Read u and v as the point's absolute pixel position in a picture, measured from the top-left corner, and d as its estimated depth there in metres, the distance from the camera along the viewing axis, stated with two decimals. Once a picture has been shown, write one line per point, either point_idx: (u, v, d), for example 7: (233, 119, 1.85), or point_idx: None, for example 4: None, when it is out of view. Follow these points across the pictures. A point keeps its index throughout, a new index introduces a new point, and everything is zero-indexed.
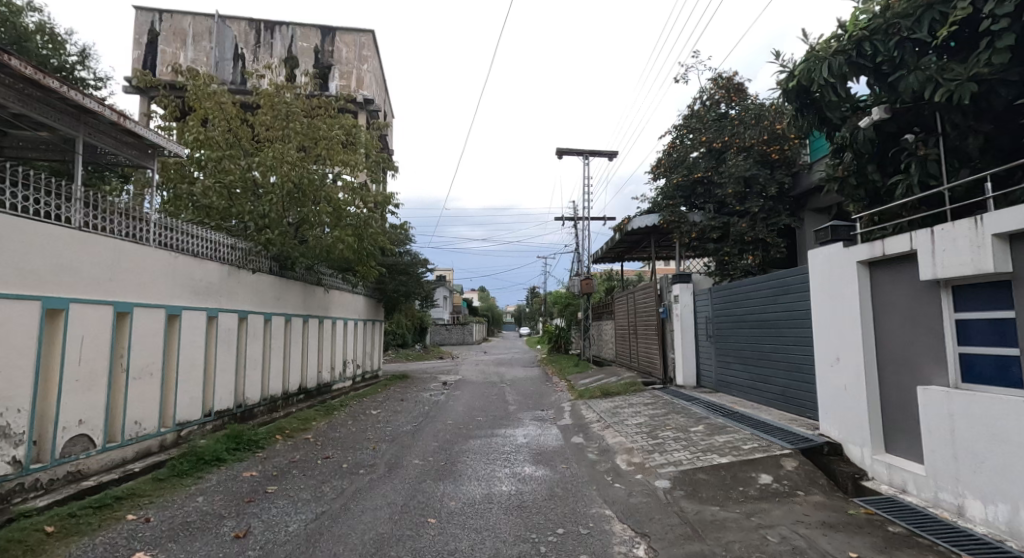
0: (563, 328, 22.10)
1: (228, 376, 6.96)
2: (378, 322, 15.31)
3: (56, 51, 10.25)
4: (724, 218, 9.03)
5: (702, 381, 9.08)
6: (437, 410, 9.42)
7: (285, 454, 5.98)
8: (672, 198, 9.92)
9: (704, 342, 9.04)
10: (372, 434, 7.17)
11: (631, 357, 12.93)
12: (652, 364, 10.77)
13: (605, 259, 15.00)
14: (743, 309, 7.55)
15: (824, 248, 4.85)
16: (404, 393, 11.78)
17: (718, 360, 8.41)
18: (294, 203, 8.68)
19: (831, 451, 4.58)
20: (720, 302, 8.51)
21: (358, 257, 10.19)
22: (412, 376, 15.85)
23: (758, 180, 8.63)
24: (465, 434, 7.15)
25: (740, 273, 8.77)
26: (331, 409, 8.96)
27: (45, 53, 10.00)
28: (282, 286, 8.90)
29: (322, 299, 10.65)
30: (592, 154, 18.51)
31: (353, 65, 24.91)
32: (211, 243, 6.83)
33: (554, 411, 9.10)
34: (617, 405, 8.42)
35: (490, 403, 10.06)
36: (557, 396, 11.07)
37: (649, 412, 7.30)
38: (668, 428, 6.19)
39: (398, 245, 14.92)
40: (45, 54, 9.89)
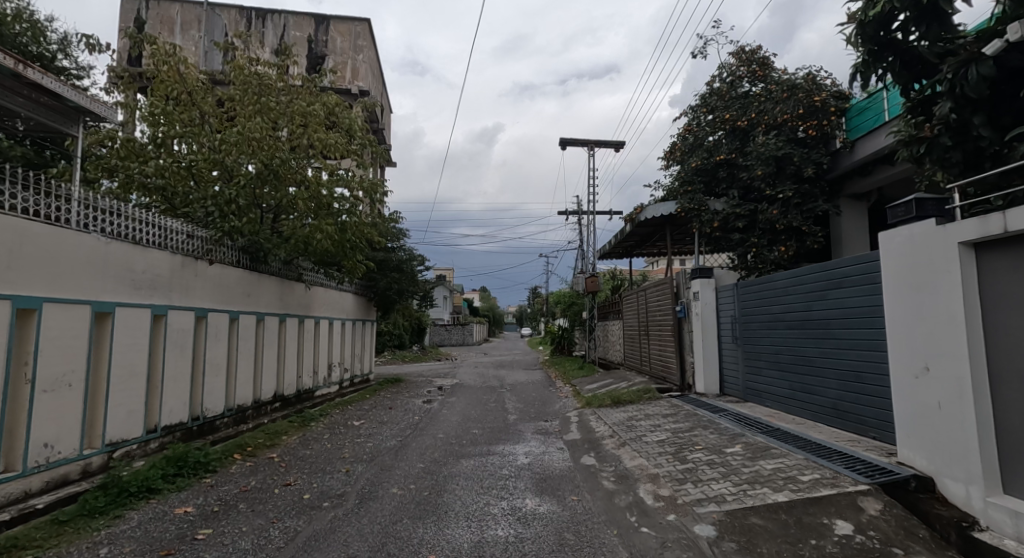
0: (566, 329, 21.14)
1: (180, 384, 5.97)
2: (369, 323, 14.33)
3: (36, 39, 9.08)
4: (751, 205, 8.01)
5: (727, 389, 8.08)
6: (428, 421, 8.43)
7: (238, 480, 4.98)
8: (691, 183, 8.90)
9: (727, 345, 8.07)
10: (348, 452, 6.18)
11: (641, 360, 11.95)
12: (666, 369, 9.77)
13: (613, 255, 14.02)
14: (779, 307, 6.55)
15: (906, 228, 3.85)
16: (394, 399, 10.80)
17: (746, 365, 7.42)
18: (266, 189, 7.72)
19: (920, 488, 3.57)
20: (747, 299, 7.51)
21: (341, 250, 9.23)
22: (406, 381, 14.85)
23: (793, 159, 7.55)
24: (457, 452, 6.15)
25: (770, 266, 7.76)
26: (308, 418, 7.98)
27: (24, 41, 8.80)
28: (253, 281, 7.92)
29: (301, 298, 9.65)
30: (597, 144, 17.52)
31: (348, 56, 24.12)
32: (163, 229, 5.84)
33: (560, 422, 8.10)
34: (632, 416, 7.41)
35: (488, 412, 9.09)
36: (562, 404, 10.05)
37: (672, 426, 6.29)
38: (698, 449, 5.17)
39: (391, 240, 13.96)
40: (24, 42, 8.71)
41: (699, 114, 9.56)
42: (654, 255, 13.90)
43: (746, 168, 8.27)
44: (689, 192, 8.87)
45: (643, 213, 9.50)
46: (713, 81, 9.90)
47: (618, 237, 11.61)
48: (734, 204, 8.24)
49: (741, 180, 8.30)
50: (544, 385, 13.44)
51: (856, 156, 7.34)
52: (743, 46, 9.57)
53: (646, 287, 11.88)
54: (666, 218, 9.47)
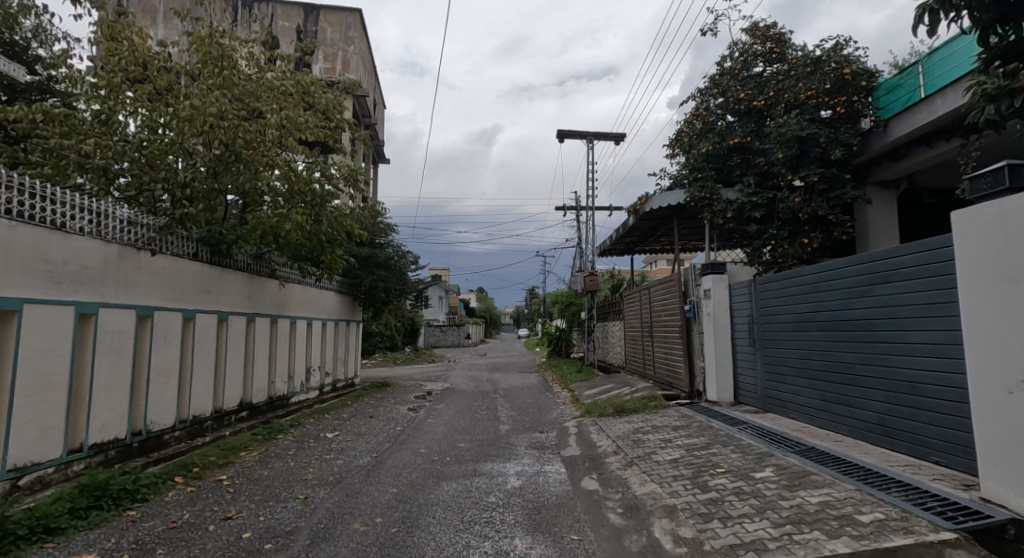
0: (563, 330, 20.37)
1: (115, 394, 5.15)
2: (355, 323, 13.50)
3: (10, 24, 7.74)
4: (769, 193, 7.22)
5: (742, 397, 7.29)
6: (410, 432, 7.61)
7: (171, 511, 4.16)
8: (701, 171, 8.11)
9: (743, 349, 7.28)
10: (312, 472, 5.36)
11: (644, 363, 11.17)
12: (673, 375, 8.98)
13: (613, 252, 13.22)
14: (807, 305, 5.73)
15: (995, 203, 3.05)
16: (377, 407, 9.96)
17: (766, 370, 6.62)
18: (229, 176, 6.78)
19: (1021, 537, 2.77)
20: (767, 297, 6.69)
21: (315, 242, 8.51)
22: (395, 385, 14.06)
23: (819, 140, 6.72)
24: (438, 473, 5.34)
25: (791, 261, 6.96)
26: (276, 430, 7.16)
27: None
28: (214, 277, 7.08)
29: (273, 297, 8.82)
30: (597, 136, 16.70)
31: (339, 47, 23.34)
32: (94, 213, 4.99)
33: (557, 434, 7.29)
34: (638, 428, 6.61)
35: (478, 422, 8.27)
36: (560, 412, 9.25)
37: (685, 443, 5.49)
38: (720, 474, 4.36)
39: (377, 236, 13.14)
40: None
41: (710, 96, 8.78)
42: (657, 251, 13.12)
43: (763, 153, 7.47)
44: (699, 179, 8.08)
45: (649, 203, 8.70)
46: (724, 61, 9.12)
47: (619, 232, 10.81)
48: (749, 192, 7.45)
49: (758, 165, 7.50)
50: (541, 390, 12.67)
51: (891, 137, 6.50)
52: (758, 22, 8.79)
53: (649, 285, 11.09)
54: (674, 209, 8.68)
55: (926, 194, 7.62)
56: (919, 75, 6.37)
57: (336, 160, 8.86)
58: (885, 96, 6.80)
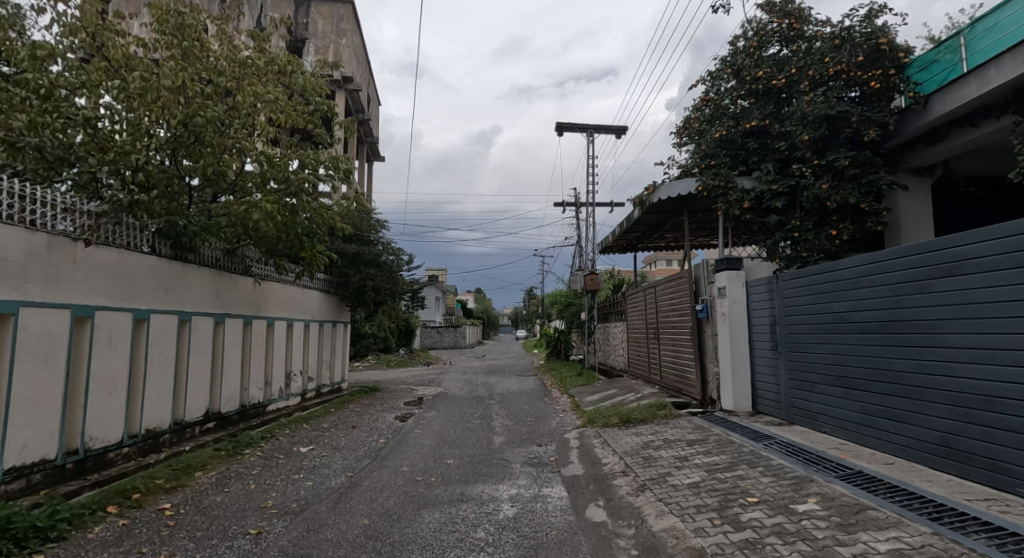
0: (562, 331, 19.69)
1: (41, 407, 4.41)
2: (342, 325, 12.76)
3: None
4: (792, 180, 6.50)
5: (762, 407, 6.58)
6: (394, 446, 6.88)
7: (89, 553, 3.42)
8: (714, 158, 7.41)
9: (763, 353, 6.58)
10: (274, 498, 4.64)
11: (649, 368, 10.45)
12: (682, 381, 8.27)
13: (615, 249, 12.50)
14: (841, 304, 5.03)
15: None
16: (362, 415, 9.21)
17: (789, 376, 5.92)
18: (190, 157, 6.08)
19: None
20: (791, 294, 5.98)
21: (290, 235, 7.75)
22: (385, 389, 13.35)
23: (850, 119, 5.99)
24: (419, 499, 4.63)
25: (817, 255, 6.25)
26: (244, 443, 6.43)
27: None
28: (175, 274, 6.35)
29: (246, 296, 8.08)
30: (597, 129, 15.99)
31: (331, 40, 22.69)
32: (12, 195, 4.24)
33: (557, 448, 6.57)
34: (648, 443, 5.89)
35: (470, 432, 7.55)
36: (559, 421, 8.53)
37: (705, 463, 4.78)
38: (753, 505, 3.64)
39: (365, 232, 12.41)
40: None
41: (722, 78, 8.08)
42: (661, 248, 12.42)
43: (784, 136, 6.77)
44: (712, 167, 7.38)
45: (657, 194, 7.98)
46: (737, 40, 8.41)
47: (623, 226, 10.11)
48: (769, 179, 6.74)
49: (778, 150, 6.78)
50: (539, 395, 11.97)
51: (932, 115, 5.79)
52: None
53: (654, 284, 10.35)
54: (684, 199, 7.97)
55: (962, 181, 6.92)
56: (960, 48, 5.62)
57: (315, 147, 8.12)
58: (922, 73, 6.05)
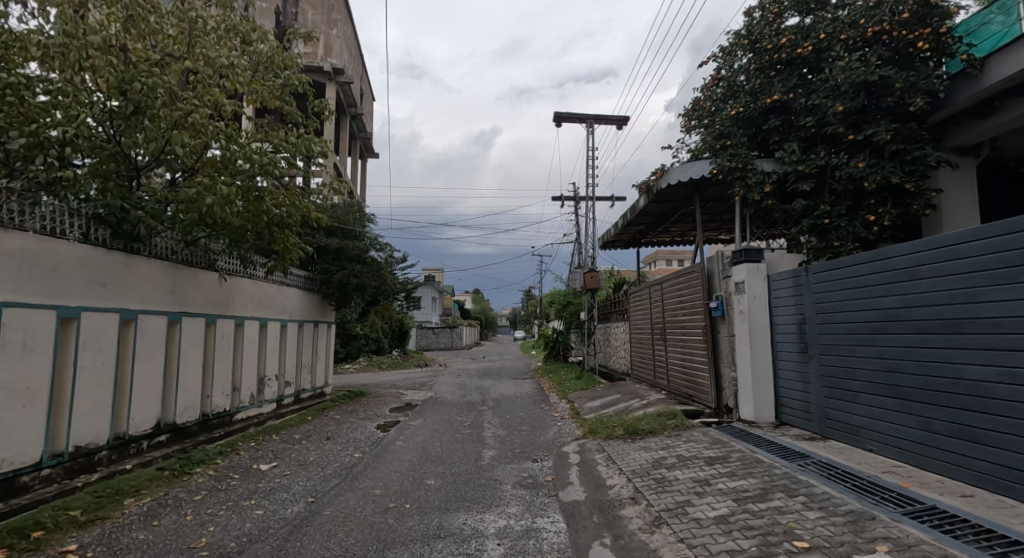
0: (560, 332, 18.94)
1: None
2: (325, 324, 11.96)
3: None
4: (821, 160, 5.73)
5: (787, 417, 5.80)
6: (370, 461, 6.09)
7: None
8: (731, 138, 6.62)
9: (789, 356, 5.80)
10: (211, 533, 3.84)
11: (655, 371, 9.68)
12: (693, 387, 7.48)
13: (618, 244, 11.73)
14: (893, 298, 4.23)
15: None
16: (341, 425, 8.40)
17: (821, 383, 5.14)
18: (130, 130, 5.28)
19: None
20: (825, 289, 5.19)
21: (257, 225, 6.95)
22: (372, 394, 12.56)
23: (893, 86, 5.18)
24: (386, 534, 3.83)
25: (852, 244, 5.44)
26: (196, 460, 5.62)
27: None
28: (117, 266, 5.56)
29: (209, 293, 7.27)
30: (597, 119, 15.21)
31: (322, 30, 22.24)
32: None
33: (554, 465, 5.79)
34: (660, 462, 5.09)
35: (457, 444, 6.77)
36: (557, 431, 7.76)
37: (732, 490, 3.98)
38: (803, 553, 2.84)
39: (351, 225, 11.62)
40: None
41: (737, 52, 7.30)
42: (666, 243, 11.64)
43: (811, 111, 5.98)
44: (728, 147, 6.59)
45: (665, 178, 7.20)
46: (753, 10, 7.61)
47: (626, 218, 9.32)
48: (794, 159, 5.96)
49: (805, 126, 5.99)
50: (535, 400, 11.18)
51: (990, 79, 4.96)
52: None
53: (659, 281, 9.58)
54: (695, 185, 7.17)
55: (1012, 162, 6.12)
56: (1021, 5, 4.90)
57: (287, 127, 7.32)
58: (983, 44, 5.20)
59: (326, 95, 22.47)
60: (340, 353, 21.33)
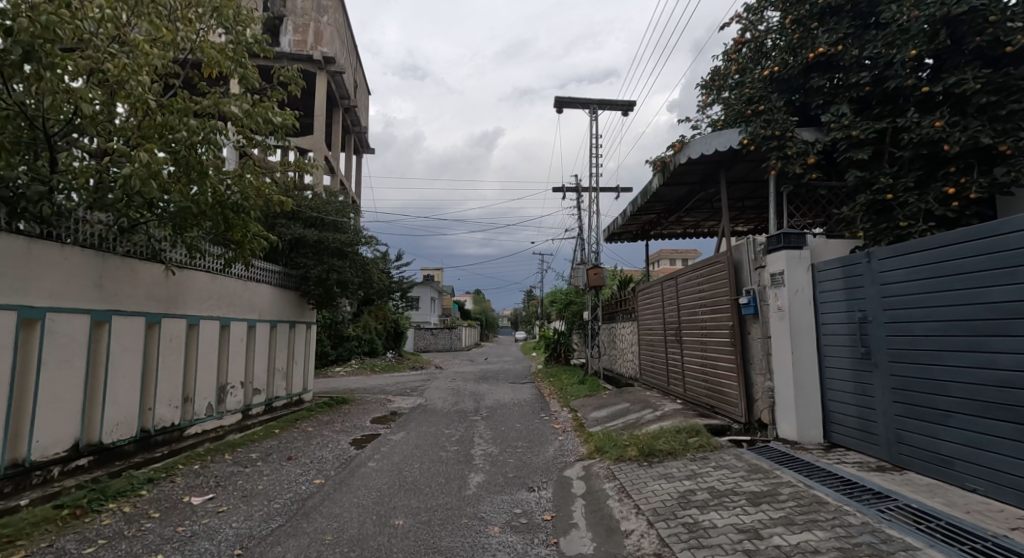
0: (561, 333, 17.89)
1: None
2: (304, 325, 10.94)
3: None
4: (882, 122, 4.69)
5: (838, 437, 4.76)
6: (331, 489, 5.06)
7: None
8: (764, 103, 5.58)
9: (840, 362, 4.74)
10: None
11: (667, 377, 8.63)
12: (717, 397, 6.42)
13: (624, 236, 10.69)
14: (1011, 289, 3.20)
15: None
16: (310, 440, 7.37)
17: (890, 397, 4.08)
18: (25, 83, 4.29)
19: None
20: (893, 279, 4.13)
21: (204, 207, 5.93)
22: (356, 400, 11.54)
23: (983, 22, 4.13)
24: None
25: (926, 222, 4.37)
26: (115, 491, 4.59)
27: None
28: (16, 253, 4.55)
29: (152, 290, 6.24)
30: (600, 104, 14.19)
31: (311, 17, 21.37)
32: None
33: (554, 497, 4.75)
34: (688, 498, 4.04)
35: (439, 467, 5.74)
36: (558, 448, 6.70)
37: (795, 549, 2.93)
38: None
39: (331, 217, 10.61)
40: None
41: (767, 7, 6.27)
42: (678, 235, 10.59)
43: (867, 65, 4.93)
44: (762, 113, 5.53)
45: (684, 153, 6.11)
46: None
47: (636, 204, 8.26)
48: (846, 123, 4.92)
49: (858, 83, 4.96)
50: (534, 409, 10.12)
51: None
52: None
53: (672, 276, 8.51)
54: (720, 160, 6.11)
55: None
56: None
57: (244, 95, 6.31)
58: None
59: (317, 85, 21.56)
60: (330, 354, 20.25)
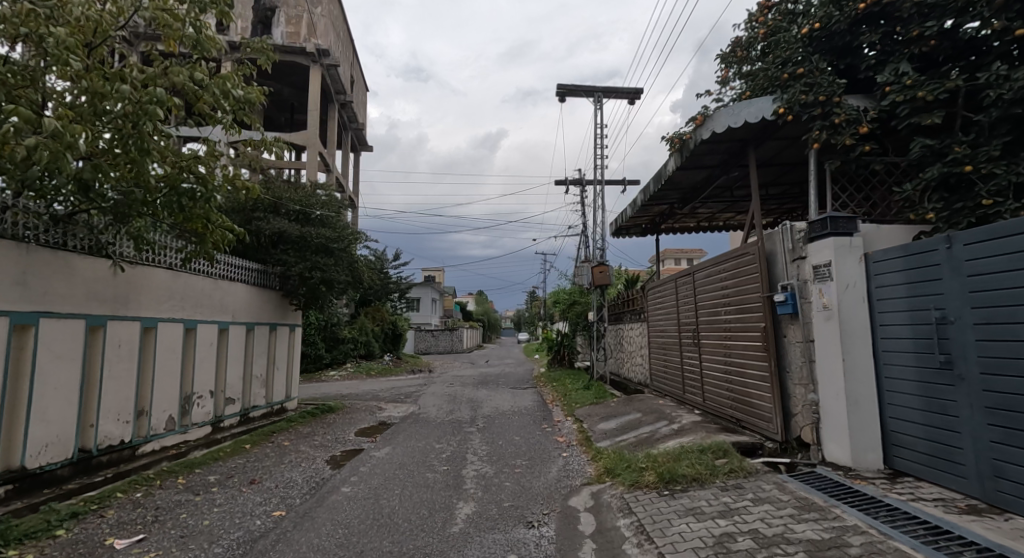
0: (565, 334, 17.02)
1: None
2: (287, 327, 10.15)
3: None
4: (956, 79, 3.87)
5: (903, 463, 3.92)
6: (292, 523, 4.25)
7: None
8: (803, 66, 4.75)
9: (905, 371, 3.91)
10: None
11: (683, 384, 7.78)
12: (745, 410, 5.58)
13: (633, 230, 9.85)
14: None
15: None
16: (283, 457, 6.54)
17: (983, 419, 3.25)
18: None
19: None
20: (982, 269, 3.29)
21: (151, 192, 5.12)
22: (344, 408, 10.72)
23: None
24: None
25: (1018, 198, 3.55)
26: (25, 531, 3.78)
27: None
28: None
29: (94, 288, 5.44)
30: (604, 92, 13.37)
31: (304, 8, 20.57)
32: None
33: (558, 537, 3.90)
34: (727, 547, 3.18)
35: (423, 494, 4.92)
36: (563, 468, 5.85)
37: None
38: None
39: (316, 211, 9.82)
40: None
41: None
42: (690, 228, 9.75)
43: (933, 13, 4.11)
44: (801, 76, 4.68)
45: (707, 127, 5.25)
46: None
47: (648, 191, 7.42)
48: (907, 84, 4.11)
49: (921, 36, 4.14)
50: (535, 418, 9.27)
51: None
52: None
53: (688, 272, 7.67)
54: (749, 134, 5.28)
55: None
56: None
57: (202, 64, 5.53)
58: None
59: (311, 79, 20.78)
60: (325, 358, 19.40)
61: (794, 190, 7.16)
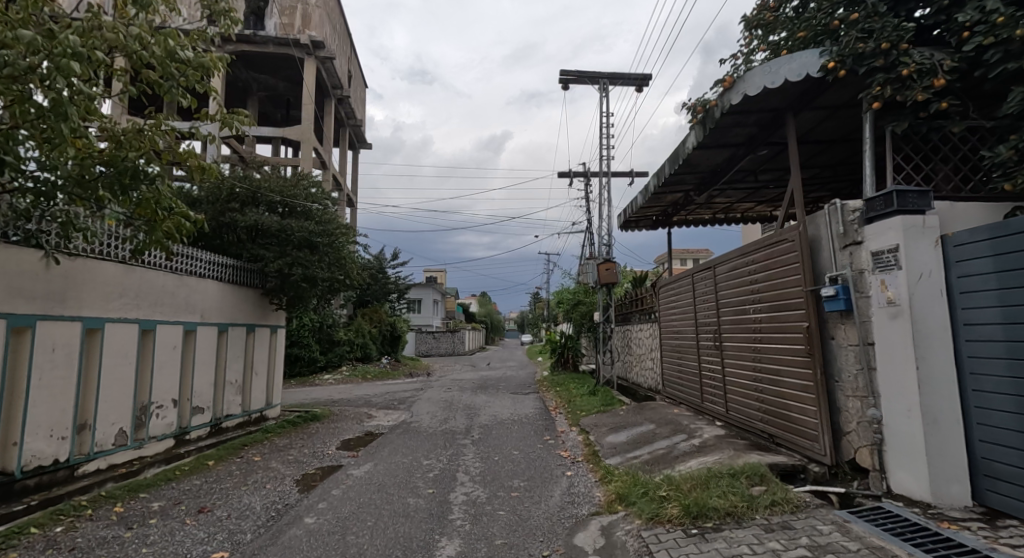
0: (569, 336, 16.17)
1: None
2: (267, 329, 9.38)
3: None
4: None
5: (1000, 500, 3.10)
6: None
7: None
8: (857, 11, 3.92)
9: (1002, 382, 3.08)
10: None
11: (702, 392, 6.96)
12: (781, 425, 4.75)
13: (643, 222, 9.03)
14: None
15: None
16: (248, 476, 5.74)
17: None
18: None
19: None
20: None
21: (80, 168, 4.34)
22: (329, 416, 9.93)
23: None
24: None
25: None
26: None
27: None
28: None
29: (18, 283, 4.66)
30: (611, 79, 12.55)
31: None
32: None
33: None
34: None
35: (399, 528, 4.11)
36: (567, 492, 5.02)
37: None
38: None
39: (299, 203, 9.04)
40: None
41: None
42: (706, 220, 8.92)
43: None
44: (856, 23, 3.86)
45: (737, 90, 4.38)
46: None
47: (662, 174, 6.58)
48: (996, 23, 3.28)
49: None
50: (536, 428, 8.45)
51: None
52: None
53: (707, 267, 6.84)
54: (786, 100, 4.44)
55: None
56: None
57: (147, 22, 4.75)
58: None
59: (306, 72, 20.02)
60: (319, 361, 18.59)
61: (828, 174, 6.32)
